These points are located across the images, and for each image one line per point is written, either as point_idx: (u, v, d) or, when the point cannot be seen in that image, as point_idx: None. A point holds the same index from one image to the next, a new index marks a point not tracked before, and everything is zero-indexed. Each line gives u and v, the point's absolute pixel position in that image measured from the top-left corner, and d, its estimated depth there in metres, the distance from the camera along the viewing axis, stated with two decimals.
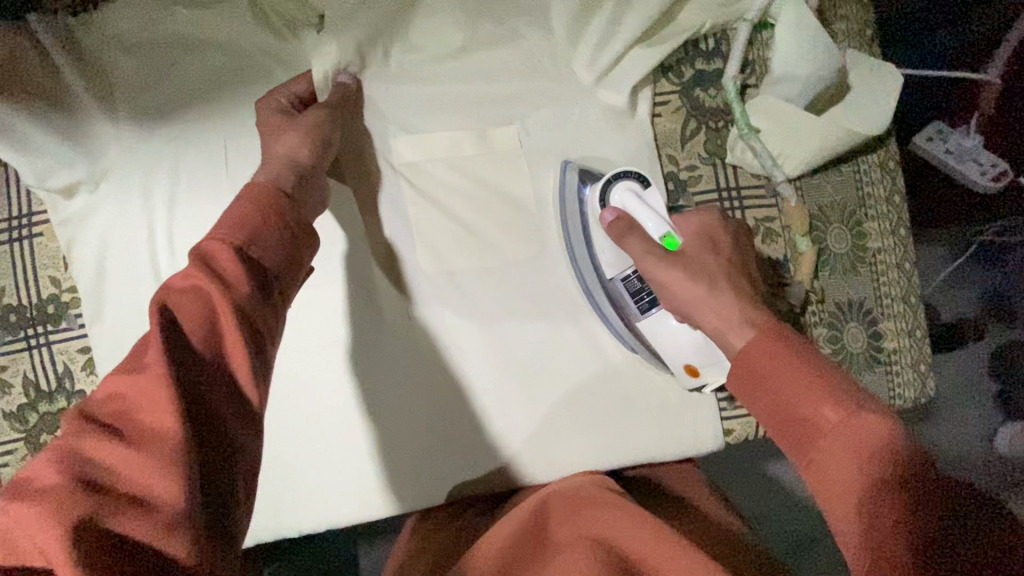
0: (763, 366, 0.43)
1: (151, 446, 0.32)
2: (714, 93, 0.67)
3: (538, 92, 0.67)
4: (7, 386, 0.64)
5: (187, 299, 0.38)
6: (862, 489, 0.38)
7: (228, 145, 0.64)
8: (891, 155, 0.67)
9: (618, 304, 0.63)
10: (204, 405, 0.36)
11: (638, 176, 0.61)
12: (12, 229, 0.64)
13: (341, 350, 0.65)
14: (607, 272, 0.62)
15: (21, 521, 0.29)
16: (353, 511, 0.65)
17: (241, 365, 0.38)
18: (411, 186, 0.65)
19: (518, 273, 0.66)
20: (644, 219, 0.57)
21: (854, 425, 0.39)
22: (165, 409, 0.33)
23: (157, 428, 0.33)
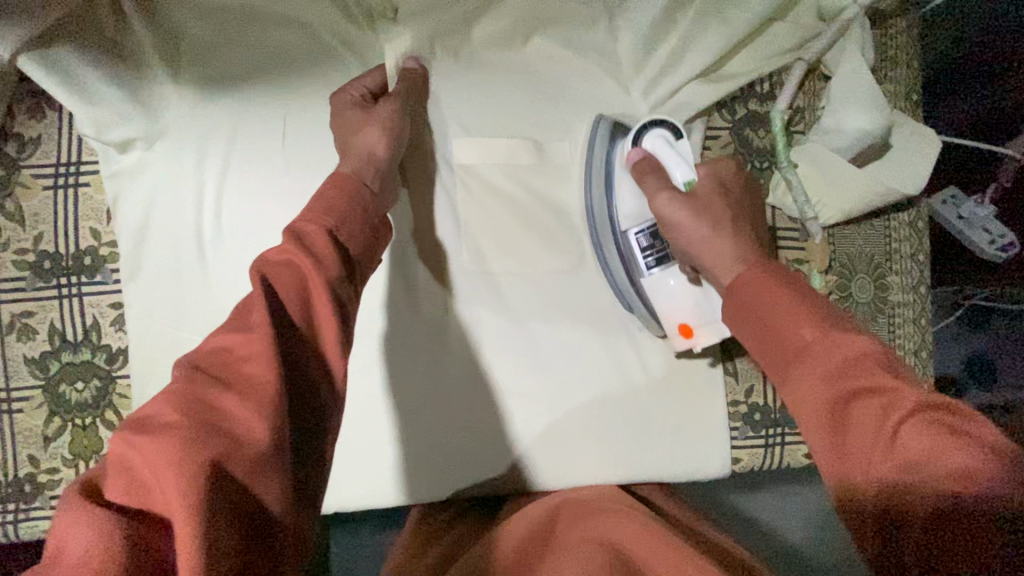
0: (751, 293, 0.46)
1: (250, 394, 0.34)
2: (763, 134, 0.69)
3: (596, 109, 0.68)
4: (33, 332, 0.64)
5: (283, 272, 0.39)
6: (836, 394, 0.39)
7: (287, 121, 0.65)
8: (922, 216, 0.70)
9: (624, 256, 0.65)
10: (301, 371, 0.38)
11: (671, 125, 0.62)
12: (59, 176, 0.64)
13: (374, 337, 0.65)
14: (623, 224, 0.64)
15: (144, 450, 0.31)
16: (366, 496, 0.65)
17: (331, 339, 0.40)
18: (465, 184, 0.66)
19: (557, 282, 0.68)
20: (673, 168, 0.59)
21: (829, 340, 0.41)
22: (265, 361, 0.35)
23: (256, 381, 0.35)
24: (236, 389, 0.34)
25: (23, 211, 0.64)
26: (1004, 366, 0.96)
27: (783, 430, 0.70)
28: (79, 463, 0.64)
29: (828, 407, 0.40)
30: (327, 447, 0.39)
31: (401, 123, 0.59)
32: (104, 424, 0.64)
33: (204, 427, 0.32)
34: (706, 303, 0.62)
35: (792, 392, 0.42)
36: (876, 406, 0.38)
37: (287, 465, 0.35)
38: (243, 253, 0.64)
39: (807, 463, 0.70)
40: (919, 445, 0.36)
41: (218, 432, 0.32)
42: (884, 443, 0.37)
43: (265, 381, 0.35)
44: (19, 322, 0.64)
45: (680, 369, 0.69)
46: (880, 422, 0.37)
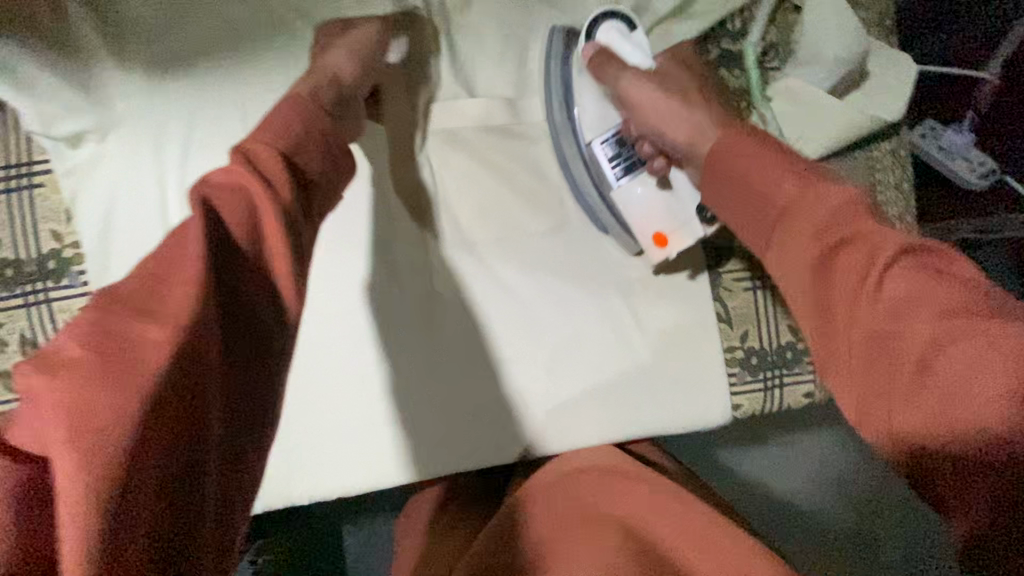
0: (731, 164, 0.46)
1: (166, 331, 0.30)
2: (738, 73, 0.68)
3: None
4: (3, 343, 0.61)
5: (231, 196, 0.36)
6: (821, 253, 0.40)
7: (246, 100, 0.62)
8: (903, 144, 0.70)
9: (592, 173, 0.63)
10: (242, 302, 0.36)
11: (624, 17, 0.62)
12: (10, 178, 0.61)
13: (361, 316, 0.64)
14: (587, 134, 0.62)
15: (40, 392, 0.28)
16: (367, 477, 0.64)
17: (281, 268, 0.37)
18: (439, 154, 0.65)
19: (545, 251, 0.66)
20: (628, 56, 0.61)
21: (814, 190, 0.41)
22: (190, 290, 0.32)
23: (173, 315, 0.31)
24: (155, 319, 0.30)
25: None
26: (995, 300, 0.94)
27: (781, 372, 0.70)
28: None
29: (819, 248, 0.40)
30: (275, 378, 0.38)
31: (363, 78, 0.55)
32: None
33: (109, 369, 0.29)
34: (677, 203, 0.61)
35: (781, 259, 0.43)
36: (858, 259, 0.38)
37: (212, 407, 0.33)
38: None
39: (808, 403, 0.70)
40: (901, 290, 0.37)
41: (123, 372, 0.29)
42: (870, 301, 0.38)
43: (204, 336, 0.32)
44: None
45: (674, 322, 0.69)
46: (866, 273, 0.38)
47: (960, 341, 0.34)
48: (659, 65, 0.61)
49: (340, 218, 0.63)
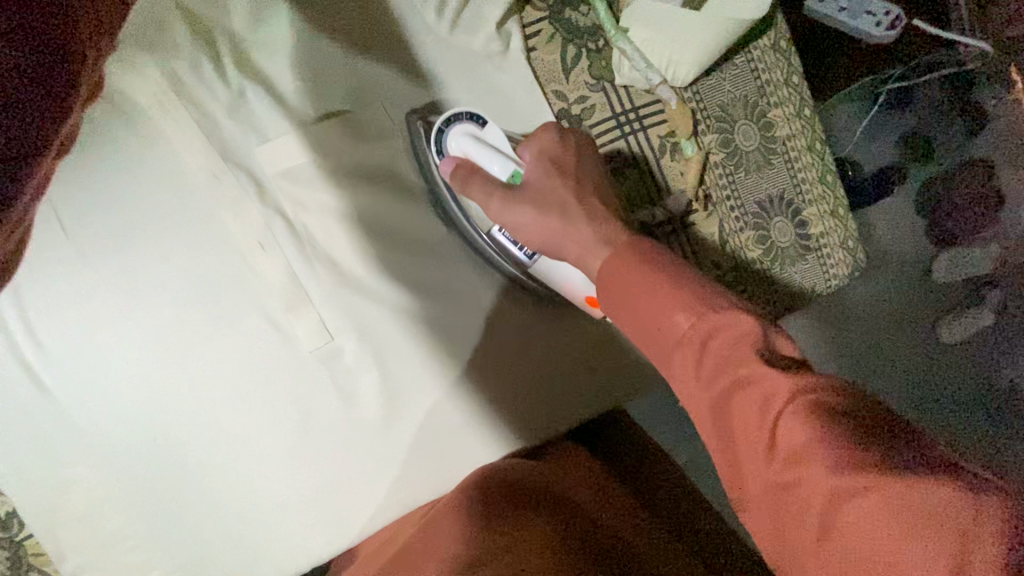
0: (629, 283, 0.43)
1: None
2: (584, 10, 0.61)
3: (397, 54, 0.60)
4: None
5: None
6: (719, 390, 0.37)
7: (57, 205, 0.55)
8: (782, 33, 0.63)
9: (502, 251, 0.62)
10: None
11: (472, 116, 0.58)
12: None
13: (266, 392, 0.59)
14: (484, 224, 0.61)
15: None
16: (332, 542, 0.62)
17: None
18: (292, 202, 0.58)
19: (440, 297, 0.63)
20: (488, 161, 0.55)
21: (705, 324, 0.38)
22: None
23: None
24: None
25: None
26: (937, 131, 0.92)
27: None
28: None
29: (707, 372, 0.38)
30: None
31: None
32: None
33: None
34: None
35: (678, 379, 0.40)
36: (756, 396, 0.36)
37: None
38: (86, 367, 0.57)
39: None
40: (804, 435, 0.33)
41: None
42: (766, 442, 0.35)
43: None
44: None
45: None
46: (761, 418, 0.35)
47: (864, 495, 0.30)
48: (519, 167, 0.55)
49: (207, 300, 0.57)
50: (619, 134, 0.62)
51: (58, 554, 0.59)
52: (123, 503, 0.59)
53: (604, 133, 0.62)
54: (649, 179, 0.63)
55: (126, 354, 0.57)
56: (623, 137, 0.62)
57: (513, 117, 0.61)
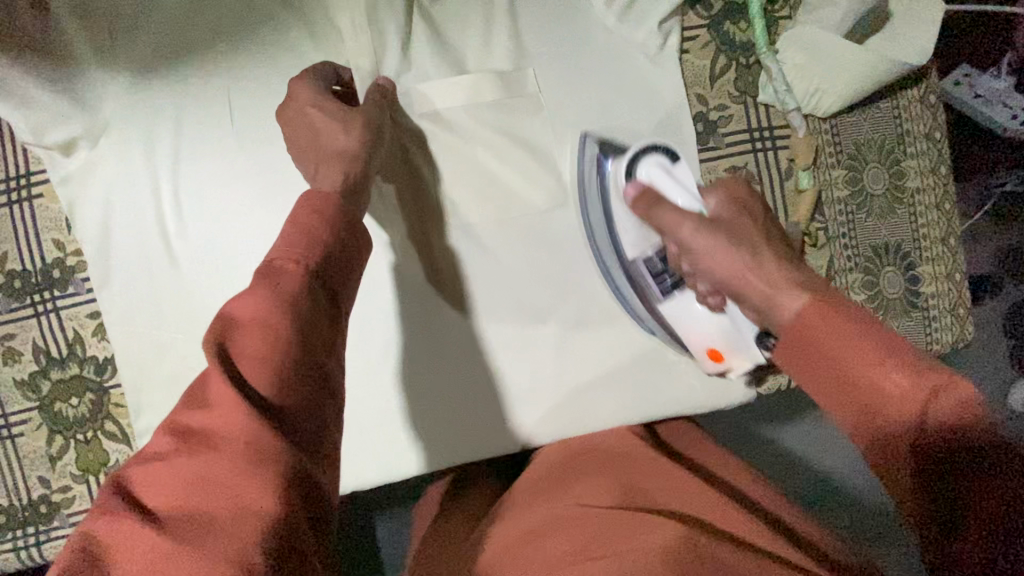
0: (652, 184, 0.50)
1: (217, 446, 0.31)
2: (744, 26, 0.63)
3: (563, 7, 0.61)
4: (17, 353, 0.63)
5: (254, 338, 0.34)
6: (802, 350, 0.36)
7: (233, 94, 0.61)
8: (934, 88, 0.64)
9: (636, 283, 0.62)
10: (304, 423, 0.34)
11: (665, 151, 0.58)
12: (11, 191, 0.61)
13: (363, 309, 0.63)
14: (629, 253, 0.61)
15: (179, 460, 0.31)
16: (381, 470, 0.64)
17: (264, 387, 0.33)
18: (433, 139, 0.61)
19: (516, 185, 0.63)
20: (674, 194, 0.54)
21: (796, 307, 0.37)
22: (236, 418, 0.31)
23: (222, 434, 0.31)
24: (208, 444, 0.31)
25: None
26: None
27: None
28: (89, 477, 0.63)
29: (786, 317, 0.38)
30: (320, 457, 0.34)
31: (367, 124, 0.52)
32: (106, 435, 0.63)
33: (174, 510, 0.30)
34: (736, 333, 0.58)
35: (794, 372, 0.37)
36: (874, 346, 0.33)
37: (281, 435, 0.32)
38: (215, 243, 0.62)
39: None
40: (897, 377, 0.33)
41: (250, 460, 0.30)
42: (868, 399, 0.33)
43: (281, 339, 0.34)
44: (3, 346, 0.62)
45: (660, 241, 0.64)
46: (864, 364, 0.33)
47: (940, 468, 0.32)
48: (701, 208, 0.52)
49: None
50: (750, 147, 0.63)
51: (136, 410, 0.63)
52: None
53: (734, 144, 0.64)
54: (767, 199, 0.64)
55: (254, 241, 0.62)
56: (752, 153, 0.64)
57: (654, 111, 0.63)
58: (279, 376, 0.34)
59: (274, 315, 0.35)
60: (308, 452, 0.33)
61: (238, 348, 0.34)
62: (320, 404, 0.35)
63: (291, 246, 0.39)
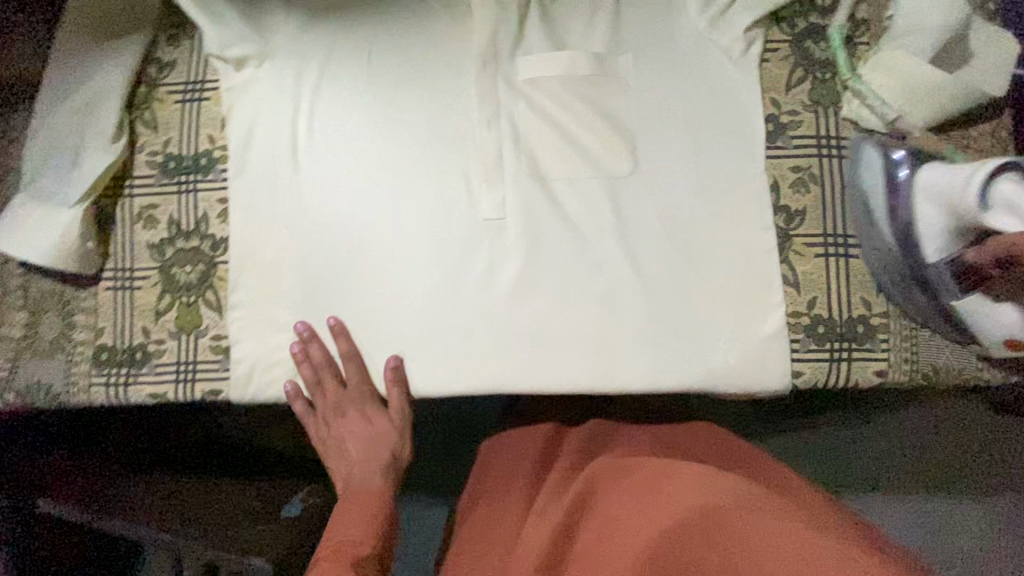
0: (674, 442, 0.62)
1: (341, 537, 0.65)
2: (824, 46, 0.70)
3: (662, 9, 0.71)
4: (155, 220, 0.75)
5: (365, 477, 0.72)
6: None
7: (375, 43, 0.73)
8: (1005, 124, 0.67)
9: (929, 286, 0.61)
10: (374, 486, 0.70)
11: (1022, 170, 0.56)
12: (187, 91, 0.76)
13: (440, 236, 0.72)
14: (931, 254, 0.61)
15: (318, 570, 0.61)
16: (429, 381, 0.71)
17: (373, 475, 0.72)
18: (529, 102, 0.71)
19: (592, 152, 0.70)
20: None
21: None
22: (355, 526, 0.66)
23: (337, 552, 0.63)
24: (329, 563, 0.62)
25: (158, 121, 0.76)
26: None
27: (850, 345, 0.67)
28: (183, 334, 0.74)
29: None
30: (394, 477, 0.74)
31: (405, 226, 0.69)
32: (205, 302, 0.74)
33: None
34: None
35: None
36: None
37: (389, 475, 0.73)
38: (330, 158, 0.73)
39: (877, 384, 0.67)
40: None
41: (371, 526, 0.66)
42: None
43: (379, 468, 0.73)
44: (146, 213, 0.75)
45: (714, 225, 0.69)
46: None
47: None
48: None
49: (437, 147, 0.72)
50: (815, 152, 0.68)
51: (234, 284, 0.73)
52: (296, 269, 0.73)
53: (801, 146, 0.69)
54: (828, 201, 0.68)
55: (363, 162, 0.73)
56: (818, 157, 0.68)
57: (731, 107, 0.69)
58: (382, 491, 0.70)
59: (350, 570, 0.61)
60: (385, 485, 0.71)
61: (354, 467, 0.73)
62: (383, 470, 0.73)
63: (367, 456, 0.73)
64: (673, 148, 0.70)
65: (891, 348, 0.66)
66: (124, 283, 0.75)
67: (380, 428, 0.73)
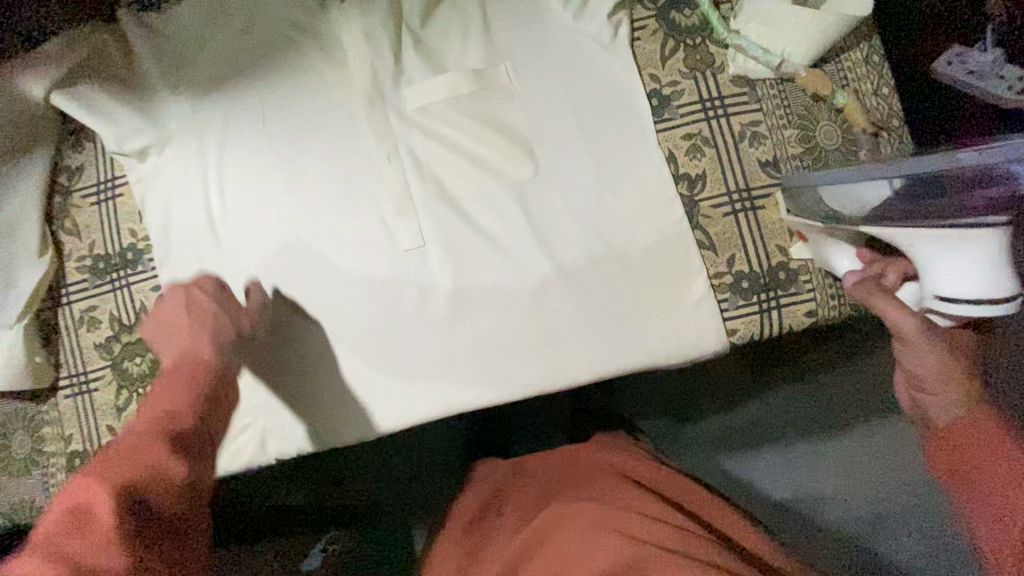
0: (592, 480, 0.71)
1: (89, 528, 0.44)
2: (690, 13, 0.71)
3: (527, 12, 0.73)
4: (96, 322, 0.77)
5: (178, 414, 0.54)
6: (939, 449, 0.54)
7: (264, 106, 0.75)
8: (876, 49, 0.69)
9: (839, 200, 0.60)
10: (202, 425, 0.54)
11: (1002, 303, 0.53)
12: (100, 192, 0.78)
13: (365, 277, 0.74)
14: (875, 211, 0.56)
15: (124, 453, 0.49)
16: (389, 417, 0.73)
17: (185, 398, 0.56)
18: (422, 131, 0.73)
19: (491, 166, 0.72)
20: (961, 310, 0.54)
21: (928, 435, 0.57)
22: (157, 454, 0.49)
23: (149, 480, 0.47)
24: (83, 533, 0.43)
25: (78, 225, 0.78)
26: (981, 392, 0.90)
27: (776, 293, 0.69)
28: None
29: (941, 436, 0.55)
30: (219, 423, 0.57)
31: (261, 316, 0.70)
32: None
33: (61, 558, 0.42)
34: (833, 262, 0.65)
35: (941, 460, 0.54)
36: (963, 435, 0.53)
37: (205, 410, 0.56)
38: (248, 225, 0.75)
39: (810, 323, 0.69)
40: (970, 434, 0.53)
41: (178, 435, 0.52)
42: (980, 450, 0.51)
43: (186, 403, 0.55)
44: (86, 316, 0.77)
45: (622, 209, 0.71)
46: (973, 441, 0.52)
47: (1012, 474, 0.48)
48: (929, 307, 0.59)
49: (345, 194, 0.74)
50: (702, 116, 0.70)
51: None
52: None
53: (687, 114, 0.70)
54: (725, 161, 0.70)
55: (280, 222, 0.75)
56: (706, 121, 0.70)
57: (613, 91, 0.71)
58: (198, 410, 0.55)
59: (146, 464, 0.48)
60: (216, 411, 0.57)
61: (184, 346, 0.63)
62: (212, 411, 0.57)
63: (187, 341, 0.63)
64: (569, 145, 0.72)
65: (815, 286, 0.68)
66: (80, 388, 0.77)
67: (189, 330, 0.64)
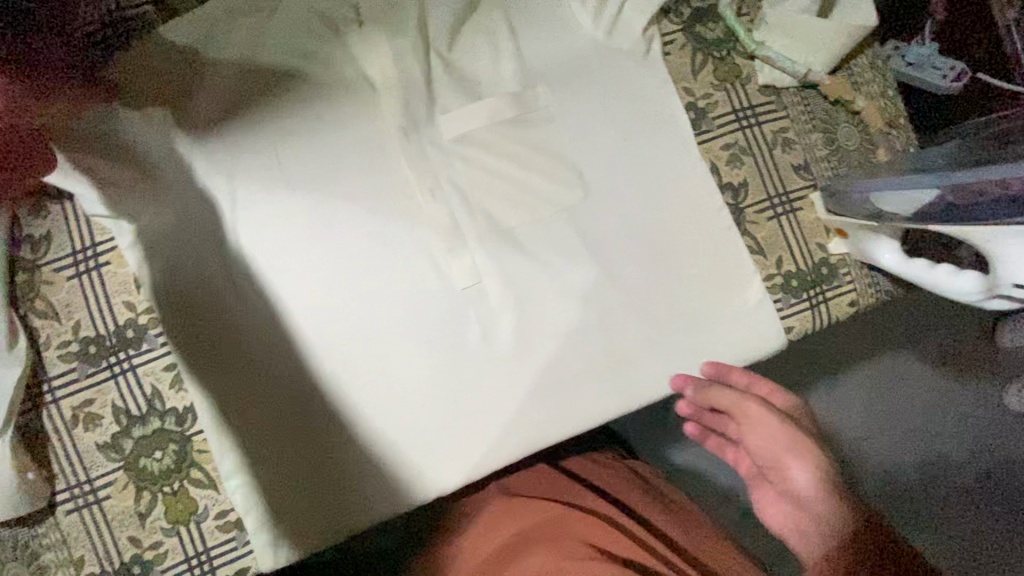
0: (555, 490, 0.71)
1: None
2: (714, 25, 0.73)
3: (557, 29, 0.70)
4: (97, 418, 0.65)
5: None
6: None
7: (278, 146, 0.67)
8: (878, 55, 0.75)
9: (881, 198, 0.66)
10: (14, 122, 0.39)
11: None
12: (77, 263, 0.65)
13: (420, 322, 0.68)
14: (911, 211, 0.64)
15: None
16: (465, 468, 0.69)
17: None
18: (464, 161, 0.69)
19: (541, 190, 0.70)
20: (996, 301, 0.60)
21: None
22: None
23: None
24: None
25: (56, 306, 0.64)
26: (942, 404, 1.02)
27: (822, 288, 0.73)
28: (183, 527, 0.65)
29: None
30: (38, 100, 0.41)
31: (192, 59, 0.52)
32: (193, 483, 0.65)
33: None
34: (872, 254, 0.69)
35: None
36: None
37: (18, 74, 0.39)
38: (278, 281, 0.66)
39: (853, 312, 0.74)
40: None
41: None
42: None
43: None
44: (82, 413, 0.64)
45: (673, 222, 0.72)
46: None
47: None
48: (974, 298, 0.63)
49: (386, 235, 0.68)
50: (738, 126, 0.72)
51: (218, 452, 0.65)
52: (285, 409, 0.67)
53: (723, 125, 0.72)
54: (764, 167, 0.73)
55: (314, 273, 0.67)
56: (741, 130, 0.73)
57: (651, 107, 0.71)
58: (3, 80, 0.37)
59: None
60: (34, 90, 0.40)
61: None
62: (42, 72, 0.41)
63: None
64: (616, 164, 0.71)
65: (854, 277, 0.74)
66: (86, 500, 0.64)
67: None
